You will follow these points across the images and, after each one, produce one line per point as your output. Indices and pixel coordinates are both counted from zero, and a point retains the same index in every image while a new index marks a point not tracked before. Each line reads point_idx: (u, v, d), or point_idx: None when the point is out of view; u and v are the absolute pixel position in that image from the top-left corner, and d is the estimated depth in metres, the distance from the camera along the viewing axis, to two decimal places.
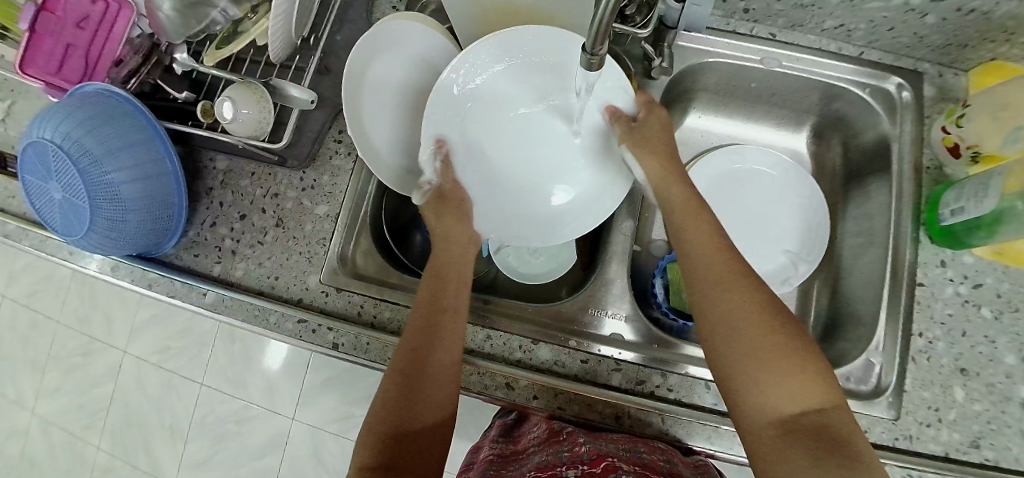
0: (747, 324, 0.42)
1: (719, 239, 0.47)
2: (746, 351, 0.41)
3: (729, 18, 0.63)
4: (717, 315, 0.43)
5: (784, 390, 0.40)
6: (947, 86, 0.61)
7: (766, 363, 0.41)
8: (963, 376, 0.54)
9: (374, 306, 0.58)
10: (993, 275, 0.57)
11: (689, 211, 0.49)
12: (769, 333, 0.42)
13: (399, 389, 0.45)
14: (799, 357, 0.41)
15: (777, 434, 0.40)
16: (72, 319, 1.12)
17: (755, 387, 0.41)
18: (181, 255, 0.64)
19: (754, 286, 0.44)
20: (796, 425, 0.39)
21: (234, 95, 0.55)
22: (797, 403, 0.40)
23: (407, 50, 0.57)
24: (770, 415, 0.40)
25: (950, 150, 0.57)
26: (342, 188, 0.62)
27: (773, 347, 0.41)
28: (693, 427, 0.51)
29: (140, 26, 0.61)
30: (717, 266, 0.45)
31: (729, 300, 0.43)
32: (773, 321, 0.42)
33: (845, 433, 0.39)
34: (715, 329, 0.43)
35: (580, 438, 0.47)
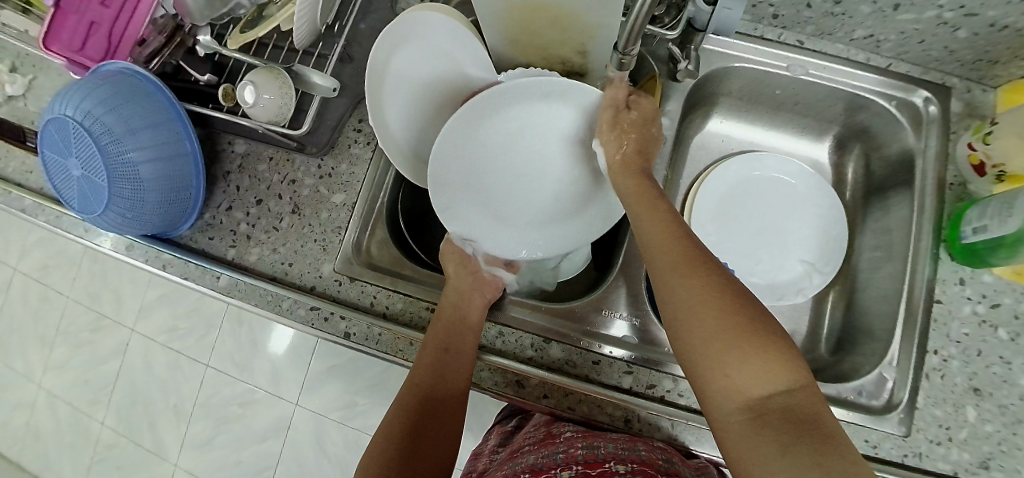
0: (702, 310, 0.40)
1: (676, 226, 0.46)
2: (703, 339, 0.39)
3: (757, 23, 0.62)
4: (674, 308, 0.41)
5: (747, 376, 0.37)
6: (975, 102, 0.60)
7: (723, 348, 0.38)
8: (976, 396, 0.54)
9: (387, 297, 0.58)
10: (1012, 296, 0.56)
11: (643, 200, 0.49)
12: (725, 316, 0.39)
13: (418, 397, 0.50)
14: (759, 337, 0.38)
15: (744, 423, 0.37)
16: (82, 295, 1.13)
17: (717, 376, 0.38)
18: (196, 237, 0.64)
19: (709, 270, 0.41)
20: (764, 410, 0.36)
21: (257, 79, 0.55)
22: (763, 387, 0.37)
23: (430, 43, 0.57)
24: (735, 403, 0.37)
25: (975, 168, 0.56)
26: (359, 178, 0.62)
27: (732, 329, 0.38)
28: (700, 432, 0.51)
29: (164, 6, 0.60)
30: (673, 254, 0.43)
31: (684, 289, 0.41)
32: (729, 304, 0.39)
33: (814, 413, 0.36)
34: (672, 319, 0.41)
35: (579, 440, 0.47)
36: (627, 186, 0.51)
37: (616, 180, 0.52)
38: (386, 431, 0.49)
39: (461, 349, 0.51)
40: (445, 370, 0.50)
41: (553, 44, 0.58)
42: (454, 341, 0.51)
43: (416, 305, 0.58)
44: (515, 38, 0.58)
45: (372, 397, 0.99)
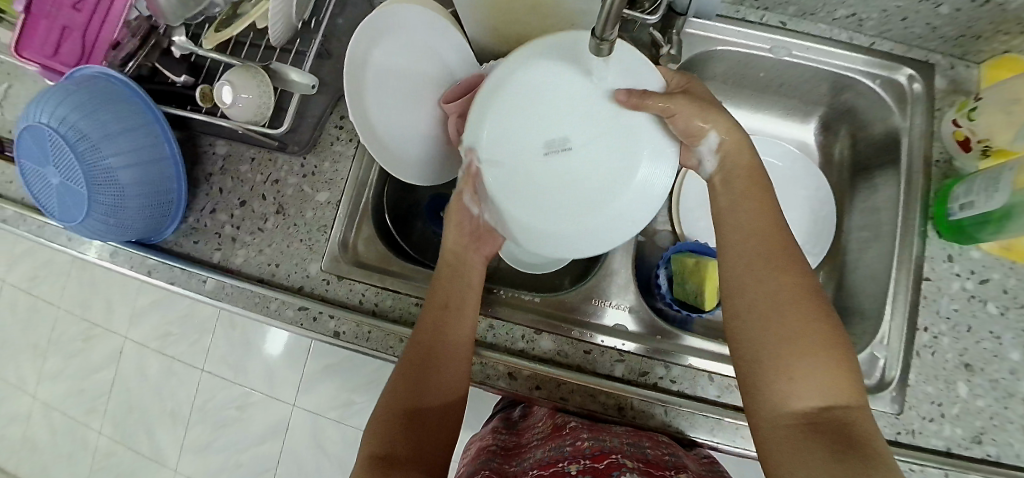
0: (781, 312, 0.41)
1: (773, 217, 0.45)
2: (777, 338, 0.41)
3: (739, 5, 0.61)
4: (755, 299, 0.42)
5: (811, 381, 0.39)
6: (959, 78, 0.60)
7: (796, 351, 0.40)
8: (967, 371, 0.54)
9: (375, 295, 0.57)
10: (1000, 271, 0.56)
11: (748, 181, 0.47)
12: (805, 323, 0.40)
13: (414, 375, 0.46)
14: (831, 350, 0.40)
15: (794, 425, 0.39)
16: (72, 304, 1.12)
17: (781, 376, 0.40)
18: (180, 241, 0.63)
19: (798, 271, 0.43)
20: (816, 417, 0.39)
21: (233, 79, 0.54)
22: (821, 397, 0.39)
23: (412, 37, 0.57)
24: (791, 405, 0.39)
25: (961, 144, 0.56)
26: (343, 175, 0.61)
27: (808, 337, 0.40)
28: (694, 417, 0.51)
29: (138, 8, 0.59)
30: (762, 247, 0.44)
31: (769, 283, 0.42)
32: (810, 310, 0.41)
33: (865, 430, 0.38)
34: (746, 314, 0.43)
35: (581, 432, 0.46)
36: (734, 162, 0.48)
37: (728, 160, 0.48)
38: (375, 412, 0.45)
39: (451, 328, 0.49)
40: (438, 348, 0.47)
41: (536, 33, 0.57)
42: (446, 323, 0.49)
43: (405, 302, 0.57)
44: (494, 30, 0.58)
45: (369, 395, 0.99)
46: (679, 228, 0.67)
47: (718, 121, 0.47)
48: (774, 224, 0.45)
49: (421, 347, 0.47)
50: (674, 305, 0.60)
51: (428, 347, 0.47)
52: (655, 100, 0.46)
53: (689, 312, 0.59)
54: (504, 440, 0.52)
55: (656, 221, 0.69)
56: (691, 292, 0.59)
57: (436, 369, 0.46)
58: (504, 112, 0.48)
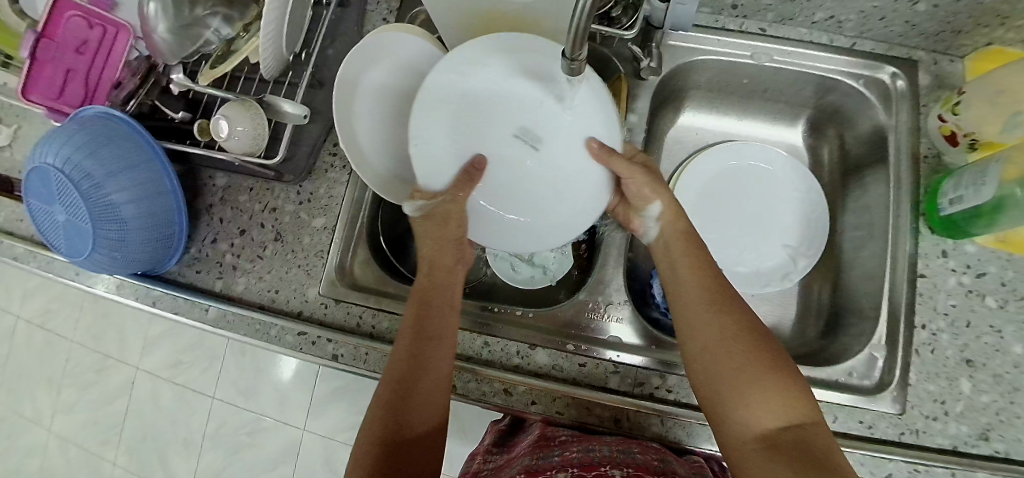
0: (730, 344, 0.43)
1: (708, 265, 0.48)
2: (728, 365, 0.43)
3: (718, 14, 0.62)
4: (704, 338, 0.44)
5: (766, 404, 0.41)
6: (943, 73, 0.60)
7: (746, 376, 0.42)
8: (970, 367, 0.54)
9: (373, 317, 0.58)
10: (997, 264, 0.56)
11: (687, 239, 0.50)
12: (752, 350, 0.43)
13: (387, 419, 0.44)
14: (780, 373, 0.42)
15: (759, 450, 0.40)
16: (86, 337, 1.14)
17: (739, 400, 0.42)
18: (184, 271, 0.65)
19: (737, 308, 0.45)
20: (779, 439, 0.39)
21: (229, 112, 0.55)
22: (779, 419, 0.40)
23: (399, 61, 0.59)
24: (753, 431, 0.40)
25: (948, 138, 0.56)
26: (338, 200, 0.63)
27: (754, 364, 0.42)
28: (694, 428, 0.51)
29: (138, 48, 0.63)
30: (702, 290, 0.47)
31: (712, 321, 0.45)
32: (754, 341, 0.43)
33: (825, 446, 0.39)
34: (700, 348, 0.45)
35: (574, 444, 0.47)
36: (671, 229, 0.51)
37: (665, 222, 0.51)
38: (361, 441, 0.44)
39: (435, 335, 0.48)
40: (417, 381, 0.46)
41: None
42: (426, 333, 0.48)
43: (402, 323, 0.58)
44: None
45: None
46: None
47: (664, 194, 0.51)
48: (710, 270, 0.48)
49: (405, 365, 0.46)
50: (669, 312, 0.62)
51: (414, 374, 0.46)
52: (623, 162, 0.48)
53: None
54: (493, 461, 0.51)
55: None
56: None
57: (417, 401, 0.45)
58: (472, 78, 0.49)
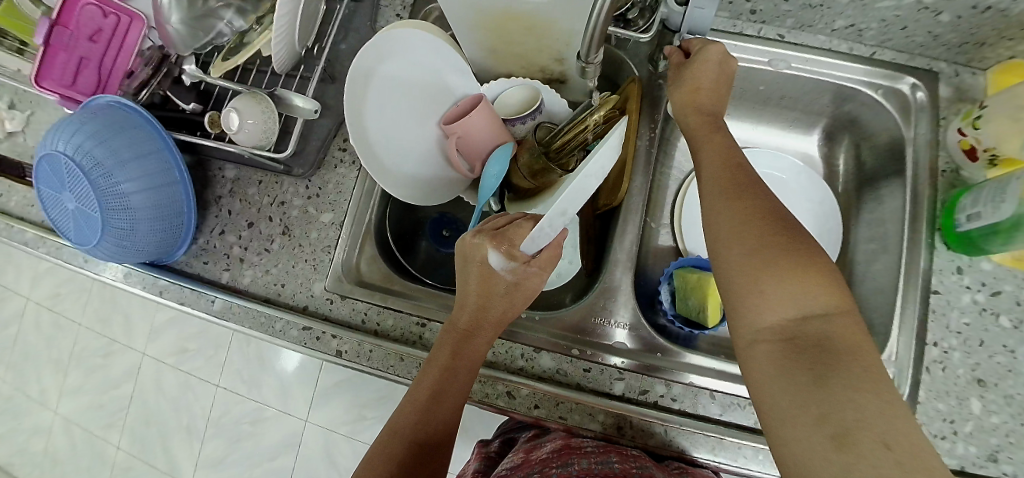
0: (746, 232, 0.40)
1: (734, 160, 0.46)
2: (746, 254, 0.40)
3: (735, 19, 0.61)
4: (722, 230, 0.42)
5: (780, 293, 0.38)
6: (964, 85, 0.59)
7: (763, 268, 0.39)
8: (981, 387, 0.53)
9: (377, 314, 0.58)
10: (1013, 283, 0.55)
11: (711, 137, 0.49)
12: (774, 241, 0.39)
13: (415, 414, 0.47)
14: (804, 263, 0.38)
15: (774, 343, 0.37)
16: (93, 321, 1.15)
17: (754, 296, 0.39)
18: (191, 262, 0.65)
19: (761, 199, 0.42)
20: (796, 333, 0.37)
21: (240, 104, 0.56)
22: (797, 310, 0.37)
23: (408, 61, 0.58)
24: (767, 322, 0.38)
25: (967, 153, 0.55)
26: (346, 196, 0.62)
27: (774, 251, 0.39)
28: (692, 435, 0.51)
29: (151, 38, 0.63)
30: (722, 183, 0.44)
31: (730, 211, 0.42)
32: (775, 230, 0.40)
33: (850, 342, 0.36)
34: (717, 238, 0.42)
35: (552, 461, 0.46)
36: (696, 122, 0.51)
37: (687, 117, 0.52)
38: (390, 428, 0.48)
39: (466, 365, 0.49)
40: (444, 389, 0.48)
41: (531, 53, 0.60)
42: (459, 367, 0.48)
43: (407, 322, 0.57)
44: (494, 49, 0.61)
45: (380, 410, 1.00)
46: (682, 243, 0.67)
47: (697, 78, 0.51)
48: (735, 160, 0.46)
49: (444, 369, 0.48)
50: (677, 321, 0.60)
51: (444, 381, 0.48)
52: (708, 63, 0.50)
53: (692, 330, 0.59)
54: None
55: (657, 238, 0.69)
56: (694, 309, 0.58)
57: (444, 401, 0.48)
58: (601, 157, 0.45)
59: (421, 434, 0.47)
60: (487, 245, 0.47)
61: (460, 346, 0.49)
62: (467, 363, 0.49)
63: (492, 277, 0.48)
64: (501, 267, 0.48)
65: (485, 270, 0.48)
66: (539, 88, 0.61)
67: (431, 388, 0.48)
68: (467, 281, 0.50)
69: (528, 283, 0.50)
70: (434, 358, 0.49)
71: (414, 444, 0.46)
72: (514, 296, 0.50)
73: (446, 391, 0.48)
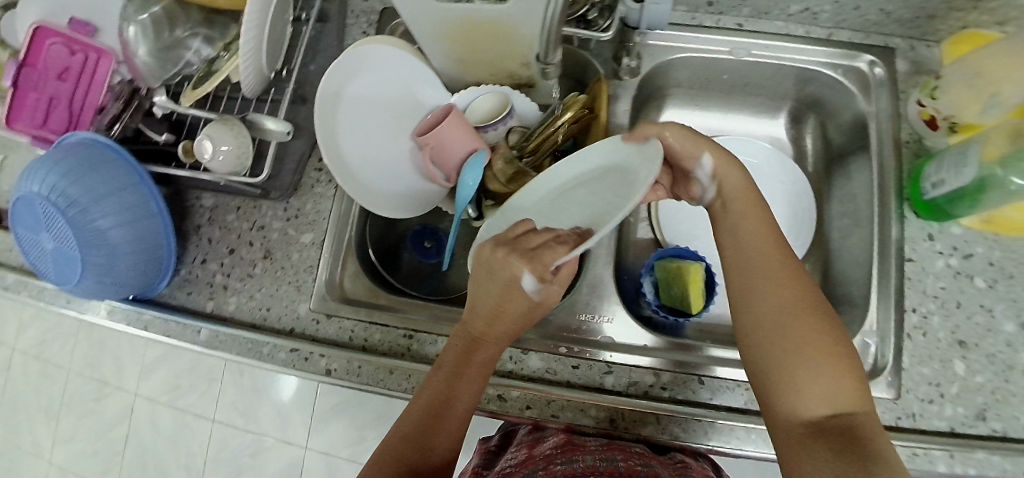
0: (786, 321, 0.41)
1: (773, 232, 0.46)
2: (788, 339, 0.40)
3: (694, 12, 0.63)
4: (760, 312, 0.42)
5: (817, 388, 0.39)
6: (921, 59, 0.61)
7: (801, 356, 0.39)
8: (962, 348, 0.55)
9: (364, 330, 0.58)
10: (984, 245, 0.57)
11: (747, 200, 0.47)
12: (814, 334, 0.40)
13: (422, 418, 0.45)
14: (834, 356, 0.39)
15: (803, 433, 0.38)
16: (82, 365, 1.13)
17: (787, 384, 0.40)
18: (174, 294, 0.64)
19: (801, 284, 0.43)
20: (822, 426, 0.38)
21: (212, 132, 0.56)
22: (829, 404, 0.38)
23: (376, 77, 0.59)
24: (801, 412, 0.39)
25: (928, 123, 0.57)
26: (325, 215, 0.62)
27: (812, 344, 0.40)
28: (696, 423, 0.51)
29: (120, 73, 0.63)
30: (763, 260, 0.44)
31: (768, 296, 0.42)
32: (817, 324, 0.41)
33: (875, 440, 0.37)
34: (758, 316, 0.42)
35: (555, 457, 0.46)
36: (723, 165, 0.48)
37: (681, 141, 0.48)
38: (394, 433, 0.46)
39: (473, 373, 0.47)
40: (453, 397, 0.46)
41: (499, 60, 0.61)
42: (470, 371, 0.47)
43: (394, 334, 0.57)
44: (460, 59, 0.62)
45: (380, 429, 1.00)
46: (660, 235, 0.68)
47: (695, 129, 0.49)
48: (774, 234, 0.45)
49: (455, 373, 0.47)
50: (661, 311, 0.61)
51: (453, 385, 0.46)
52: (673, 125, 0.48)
53: (677, 318, 0.60)
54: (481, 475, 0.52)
55: (636, 231, 0.70)
56: (677, 296, 0.60)
57: (454, 407, 0.46)
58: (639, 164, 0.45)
59: (426, 439, 0.44)
60: (522, 268, 0.45)
61: (474, 351, 0.48)
62: (476, 372, 0.47)
63: (517, 295, 0.46)
64: (533, 286, 0.46)
65: (513, 286, 0.46)
66: (509, 93, 0.62)
67: (440, 392, 0.46)
68: (485, 291, 0.47)
69: (549, 300, 0.48)
70: (445, 365, 0.48)
71: (417, 449, 0.44)
72: (536, 311, 0.48)
73: (451, 402, 0.46)
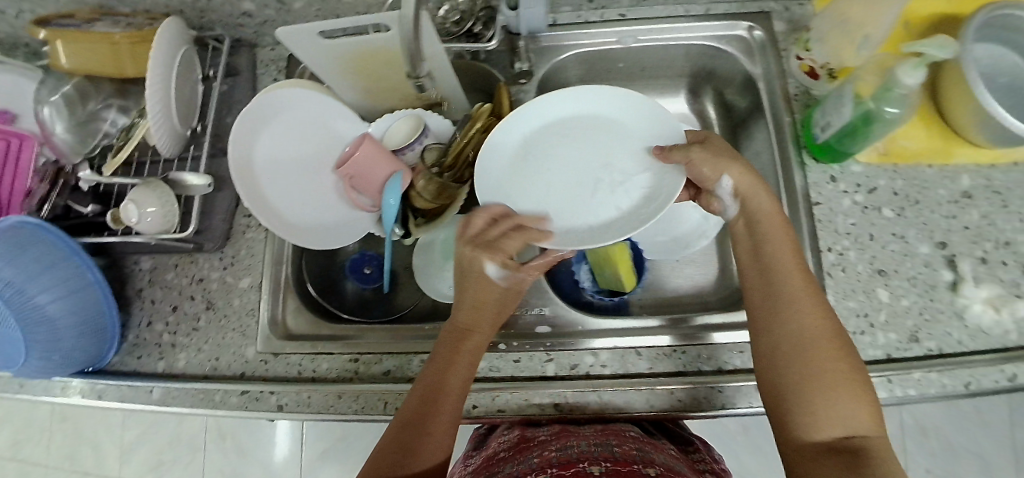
0: (809, 345, 0.44)
1: (800, 261, 0.48)
2: (811, 364, 0.43)
3: (579, 10, 0.66)
4: (785, 333, 0.45)
5: (836, 410, 0.41)
6: (796, 18, 0.65)
7: (819, 378, 0.43)
8: (883, 277, 0.57)
9: (312, 362, 0.58)
10: (887, 177, 0.60)
11: (772, 220, 0.50)
12: (833, 360, 0.43)
13: (417, 409, 0.46)
14: (851, 380, 0.42)
15: (819, 452, 0.41)
16: (60, 459, 1.11)
17: (806, 405, 0.42)
18: (125, 359, 0.64)
19: (825, 313, 0.45)
20: (837, 446, 0.41)
21: (136, 196, 0.57)
22: (842, 426, 0.41)
23: (288, 119, 0.62)
24: (816, 433, 0.42)
25: (809, 74, 0.61)
26: (259, 258, 0.63)
27: (831, 368, 0.43)
28: (660, 394, 0.52)
29: (45, 155, 0.65)
30: (791, 286, 0.47)
31: (794, 322, 0.45)
32: (836, 348, 0.44)
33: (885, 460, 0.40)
34: (779, 338, 0.45)
35: (551, 443, 0.48)
36: (746, 184, 0.51)
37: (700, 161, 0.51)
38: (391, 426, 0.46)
39: (462, 363, 0.49)
40: (446, 386, 0.47)
41: (402, 84, 0.63)
42: (461, 360, 0.49)
43: (341, 361, 0.58)
44: (367, 89, 0.64)
45: None
46: None
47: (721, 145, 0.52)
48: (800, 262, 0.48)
49: (448, 362, 0.49)
50: (601, 294, 0.65)
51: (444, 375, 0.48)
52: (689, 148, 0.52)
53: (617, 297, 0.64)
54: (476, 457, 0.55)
55: None
56: (611, 278, 0.62)
57: (448, 399, 0.47)
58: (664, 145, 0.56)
59: (420, 427, 0.45)
60: (483, 257, 0.51)
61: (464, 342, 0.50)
62: (464, 362, 0.49)
63: (489, 286, 0.52)
64: (497, 272, 0.52)
65: (483, 280, 0.52)
66: (421, 114, 0.64)
67: (435, 382, 0.47)
68: (464, 281, 0.52)
69: (521, 287, 0.54)
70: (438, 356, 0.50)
71: (411, 437, 0.45)
72: (511, 294, 0.54)
73: (436, 392, 0.47)
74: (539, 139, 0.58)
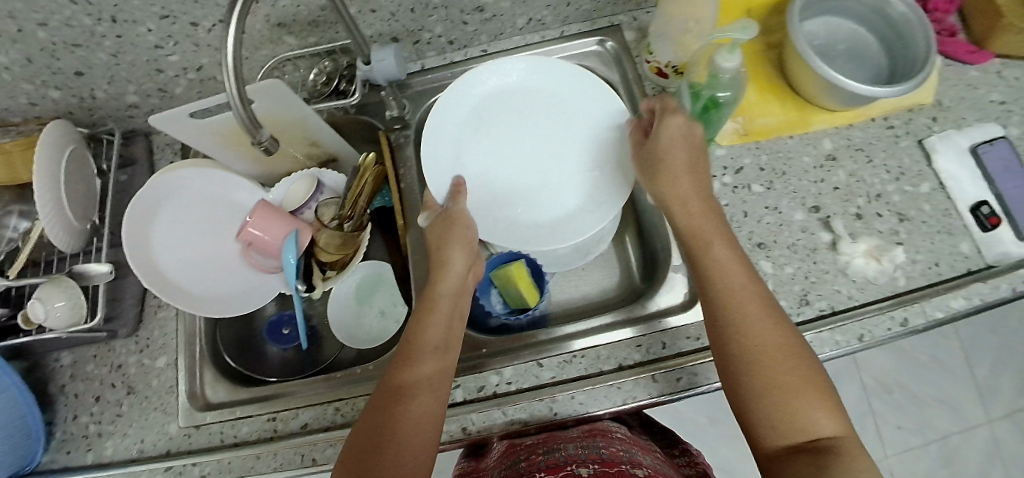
0: (769, 348, 0.44)
1: (747, 268, 0.49)
2: (772, 367, 0.43)
3: (444, 53, 0.71)
4: (743, 333, 0.45)
5: (802, 409, 0.41)
6: (643, 25, 0.69)
7: (782, 379, 0.42)
8: (763, 249, 0.59)
9: (232, 428, 0.59)
10: (751, 154, 0.64)
11: (713, 228, 0.51)
12: (790, 360, 0.43)
13: (388, 393, 0.46)
14: (809, 381, 0.42)
15: (787, 455, 0.40)
16: None
17: (772, 407, 0.42)
18: (55, 456, 0.62)
19: (777, 317, 0.46)
20: (803, 448, 0.40)
21: (42, 293, 0.58)
22: (809, 428, 0.40)
23: (183, 199, 0.64)
24: (781, 438, 0.41)
25: (659, 75, 0.65)
26: (172, 336, 0.65)
27: (791, 370, 0.43)
28: (561, 401, 0.54)
29: None
30: (739, 291, 0.47)
31: (750, 326, 0.45)
32: (790, 347, 0.44)
33: (853, 457, 0.39)
34: (740, 342, 0.45)
35: (539, 447, 0.51)
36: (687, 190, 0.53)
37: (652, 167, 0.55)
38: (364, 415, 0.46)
39: (434, 337, 0.50)
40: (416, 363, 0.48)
41: (289, 149, 0.66)
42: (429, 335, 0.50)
43: (260, 422, 0.59)
44: (259, 159, 0.67)
45: None
46: None
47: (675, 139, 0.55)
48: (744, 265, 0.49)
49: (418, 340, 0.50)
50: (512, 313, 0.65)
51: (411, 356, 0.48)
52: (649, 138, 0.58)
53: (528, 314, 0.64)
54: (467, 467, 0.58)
55: None
56: (515, 297, 0.64)
57: (418, 378, 0.47)
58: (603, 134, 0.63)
59: (396, 403, 0.45)
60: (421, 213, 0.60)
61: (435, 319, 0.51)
62: (436, 335, 0.50)
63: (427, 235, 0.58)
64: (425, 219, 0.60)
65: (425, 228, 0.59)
66: (318, 173, 0.67)
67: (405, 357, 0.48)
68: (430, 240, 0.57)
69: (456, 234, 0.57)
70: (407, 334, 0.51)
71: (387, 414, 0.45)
72: (459, 218, 0.57)
73: (410, 387, 0.46)
74: (490, 111, 0.65)
